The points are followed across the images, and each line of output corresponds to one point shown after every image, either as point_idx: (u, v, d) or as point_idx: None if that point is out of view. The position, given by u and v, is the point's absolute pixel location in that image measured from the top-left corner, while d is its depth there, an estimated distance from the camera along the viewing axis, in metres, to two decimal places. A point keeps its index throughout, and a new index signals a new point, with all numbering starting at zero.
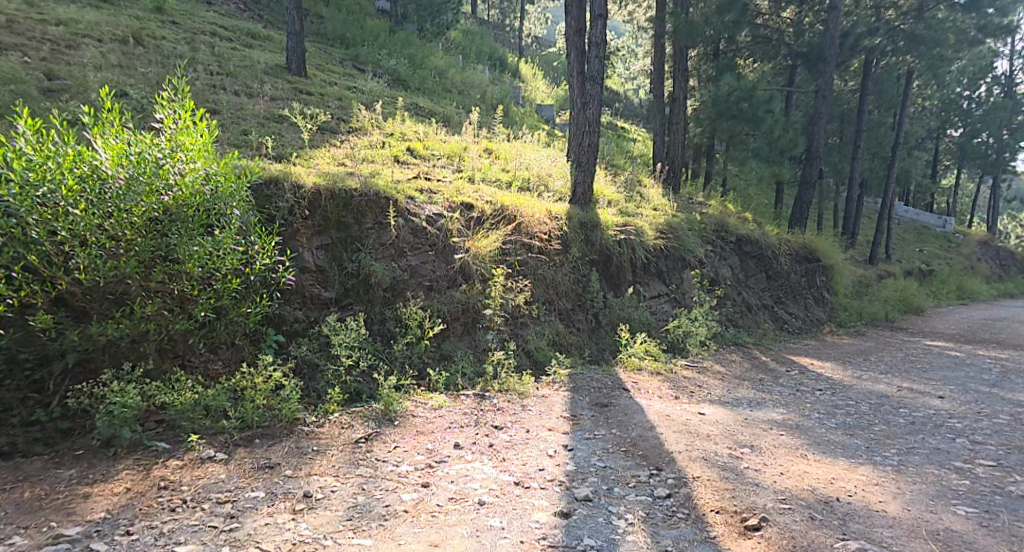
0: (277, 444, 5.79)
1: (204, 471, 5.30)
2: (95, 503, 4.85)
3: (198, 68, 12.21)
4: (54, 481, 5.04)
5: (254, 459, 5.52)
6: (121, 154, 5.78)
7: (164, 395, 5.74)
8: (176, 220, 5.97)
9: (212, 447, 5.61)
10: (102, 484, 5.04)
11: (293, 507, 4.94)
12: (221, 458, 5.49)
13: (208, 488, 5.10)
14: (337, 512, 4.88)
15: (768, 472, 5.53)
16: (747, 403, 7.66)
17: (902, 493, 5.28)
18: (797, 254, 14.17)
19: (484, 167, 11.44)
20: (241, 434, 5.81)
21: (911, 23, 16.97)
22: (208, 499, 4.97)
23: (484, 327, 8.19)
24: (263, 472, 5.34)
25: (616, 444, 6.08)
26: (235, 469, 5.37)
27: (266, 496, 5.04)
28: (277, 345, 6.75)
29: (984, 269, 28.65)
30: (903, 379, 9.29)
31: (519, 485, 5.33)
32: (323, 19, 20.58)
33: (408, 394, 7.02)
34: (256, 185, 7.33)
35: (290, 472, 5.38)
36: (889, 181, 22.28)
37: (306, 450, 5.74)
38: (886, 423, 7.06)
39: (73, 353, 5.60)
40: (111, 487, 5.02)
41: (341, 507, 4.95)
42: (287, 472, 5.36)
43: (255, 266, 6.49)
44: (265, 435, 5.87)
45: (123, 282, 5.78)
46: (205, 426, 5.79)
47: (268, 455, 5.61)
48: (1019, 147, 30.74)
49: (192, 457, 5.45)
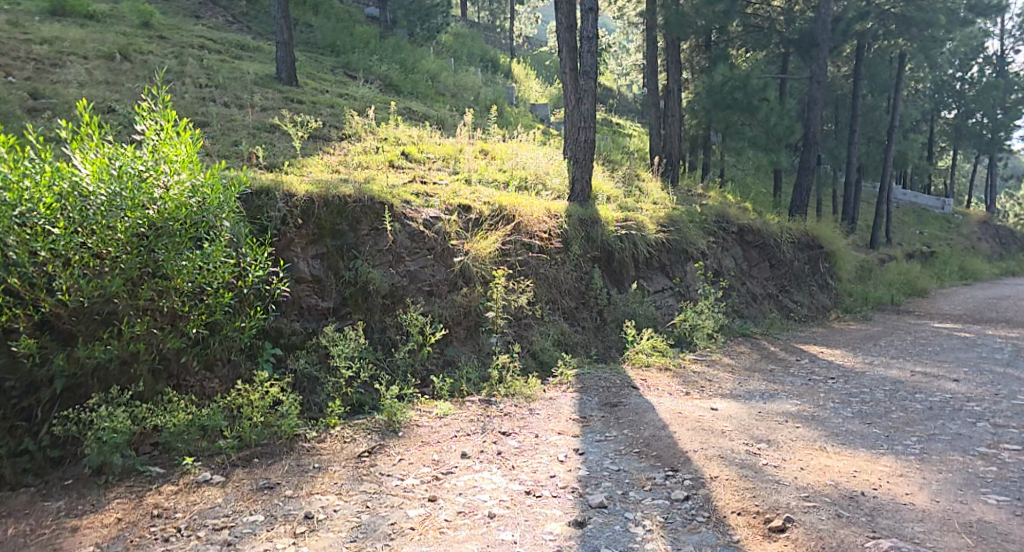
0: (277, 462, 5.65)
1: (199, 496, 5.15)
2: (84, 536, 4.68)
3: (186, 81, 12.07)
4: (41, 515, 4.85)
5: (252, 480, 5.37)
6: (101, 169, 5.62)
7: (156, 418, 5.59)
8: (163, 235, 5.83)
9: (208, 469, 5.48)
10: (91, 516, 4.88)
11: (293, 530, 4.77)
12: (218, 481, 5.35)
13: (204, 514, 4.94)
14: (341, 533, 4.71)
15: (788, 467, 5.36)
16: (760, 396, 7.48)
17: (929, 484, 5.12)
18: (799, 242, 13.98)
19: (480, 168, 11.30)
20: (239, 454, 5.68)
21: (902, 5, 17.06)
22: (204, 526, 4.80)
23: (487, 331, 8.03)
24: (263, 494, 5.19)
25: (629, 446, 5.92)
26: (233, 491, 5.22)
27: (265, 519, 4.88)
28: (274, 358, 6.60)
29: (985, 248, 28.51)
30: (915, 363, 9.12)
31: (531, 494, 5.18)
32: (312, 27, 20.42)
33: (411, 403, 6.87)
34: (246, 195, 7.18)
35: (290, 492, 5.23)
36: (887, 165, 22.00)
37: (308, 468, 5.59)
38: (903, 410, 6.89)
39: (61, 377, 5.44)
40: (100, 519, 4.85)
41: (345, 528, 4.78)
42: (288, 493, 5.21)
43: (247, 279, 6.35)
44: (264, 454, 5.74)
45: (110, 301, 5.64)
46: (202, 448, 5.66)
47: (268, 474, 5.47)
48: (1013, 126, 30.27)
49: (187, 481, 5.31)
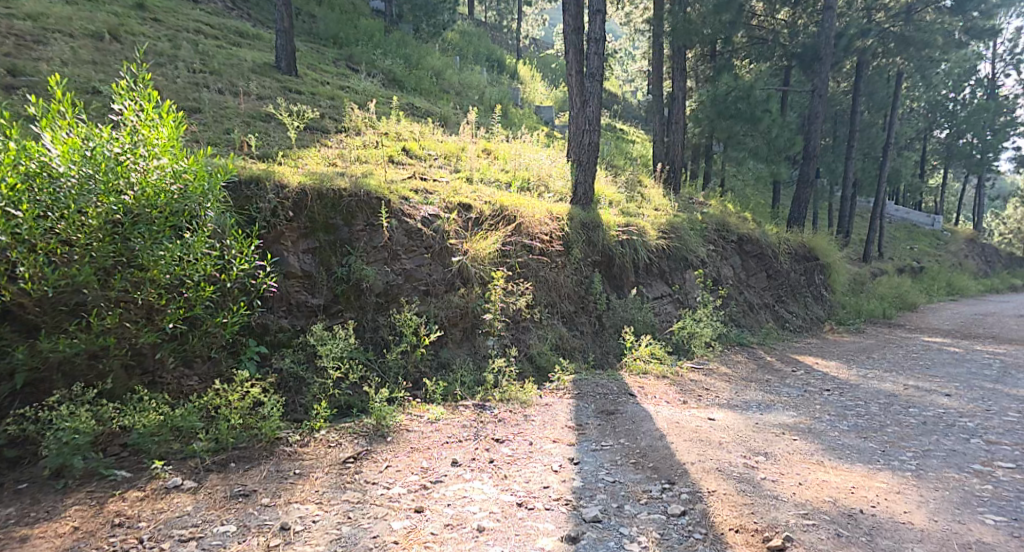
0: (254, 468, 5.64)
1: (167, 504, 5.17)
2: (35, 547, 4.72)
3: (179, 65, 11.97)
4: None
5: (226, 487, 5.38)
6: (73, 149, 5.69)
7: (124, 419, 5.61)
8: (140, 223, 5.92)
9: (179, 474, 5.48)
10: (44, 525, 4.90)
11: (266, 542, 4.80)
12: (189, 487, 5.36)
13: (170, 523, 4.97)
14: (318, 547, 4.72)
15: (786, 482, 5.26)
16: (756, 406, 7.38)
17: (926, 502, 5.03)
18: (796, 253, 13.91)
19: (482, 167, 11.23)
20: (213, 458, 5.69)
21: (900, 25, 17.00)
22: (169, 537, 4.84)
23: (484, 333, 7.93)
24: (235, 502, 5.20)
25: (626, 456, 5.82)
26: (204, 499, 5.24)
27: (236, 530, 4.91)
28: (258, 357, 6.59)
29: (974, 265, 28.42)
30: (907, 377, 9.03)
31: (523, 506, 5.08)
32: (314, 18, 20.24)
33: (402, 406, 6.80)
34: (235, 184, 7.10)
35: (267, 500, 5.24)
36: (882, 181, 21.62)
37: (287, 474, 5.58)
38: (898, 424, 6.78)
39: (21, 372, 5.50)
40: (55, 528, 4.88)
41: (323, 541, 4.77)
42: (264, 501, 5.22)
43: (231, 273, 6.36)
44: (241, 458, 5.75)
45: (79, 291, 5.74)
46: (174, 451, 5.67)
47: (243, 481, 5.47)
48: (1001, 147, 30.17)
49: (155, 487, 5.32)
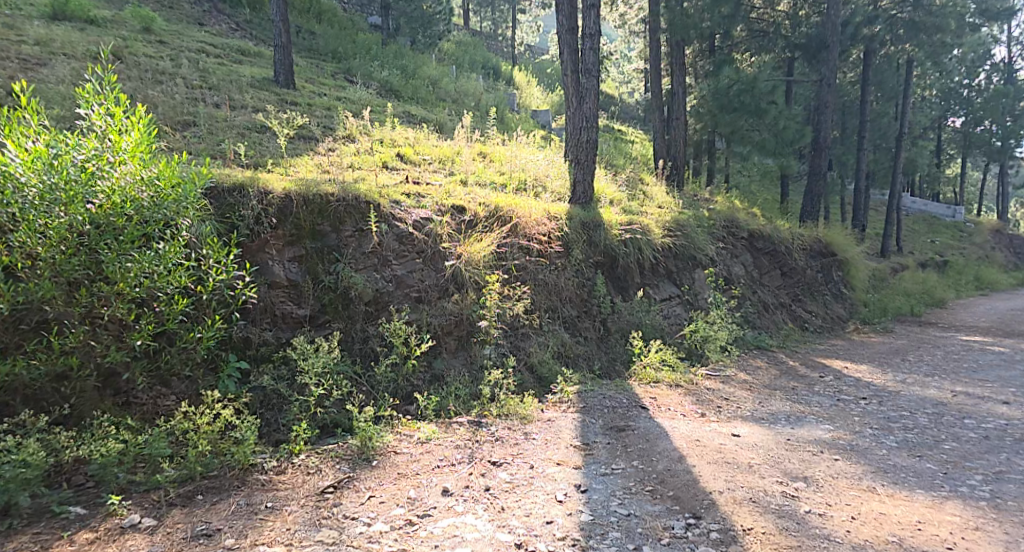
0: (222, 501, 4.97)
1: (118, 547, 4.49)
2: None
3: (177, 82, 11.36)
4: None
5: (187, 525, 4.71)
6: (38, 158, 5.19)
7: (83, 450, 4.95)
8: (107, 233, 5.36)
9: (139, 510, 4.81)
10: None
11: None
12: (147, 526, 4.68)
13: None
14: None
15: (836, 517, 4.60)
16: (785, 419, 6.69)
17: (1015, 543, 4.38)
18: (811, 249, 13.25)
19: (478, 169, 10.59)
20: (180, 490, 5.02)
21: (909, 10, 16.36)
22: None
23: (481, 341, 7.25)
24: (196, 545, 4.54)
25: (640, 482, 5.14)
26: (161, 542, 4.56)
27: None
28: (238, 374, 5.94)
29: (999, 258, 27.47)
30: (954, 382, 8.30)
31: (523, 548, 4.41)
32: (315, 34, 19.37)
33: (391, 425, 6.13)
34: (218, 193, 6.51)
35: (232, 541, 4.58)
36: (897, 171, 20.49)
37: (258, 509, 4.90)
38: (956, 439, 6.08)
39: None
40: None
41: None
42: (228, 542, 4.56)
43: (208, 284, 5.79)
44: (209, 489, 5.07)
45: (42, 308, 5.18)
46: (138, 482, 5.01)
47: (208, 517, 4.80)
48: None
49: (109, 526, 4.64)
